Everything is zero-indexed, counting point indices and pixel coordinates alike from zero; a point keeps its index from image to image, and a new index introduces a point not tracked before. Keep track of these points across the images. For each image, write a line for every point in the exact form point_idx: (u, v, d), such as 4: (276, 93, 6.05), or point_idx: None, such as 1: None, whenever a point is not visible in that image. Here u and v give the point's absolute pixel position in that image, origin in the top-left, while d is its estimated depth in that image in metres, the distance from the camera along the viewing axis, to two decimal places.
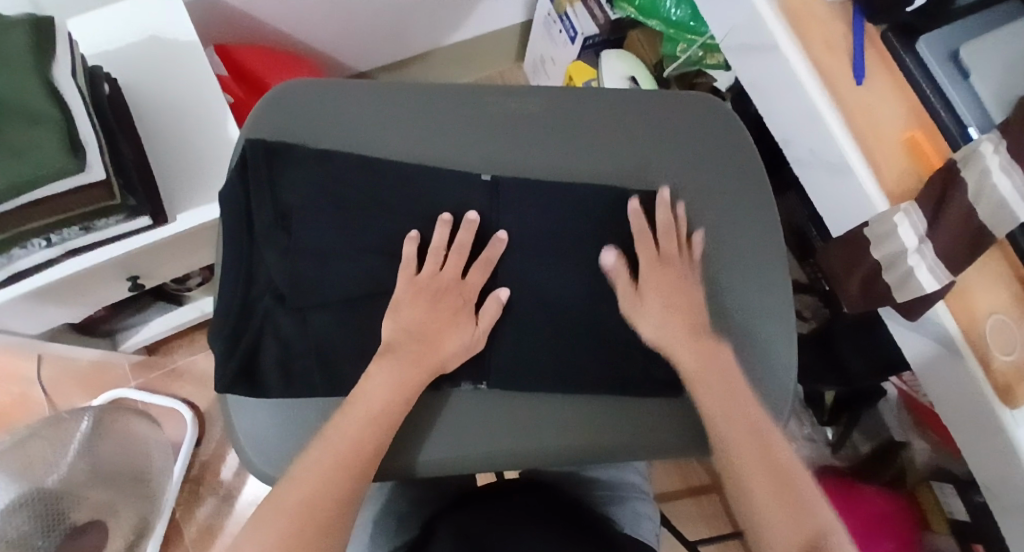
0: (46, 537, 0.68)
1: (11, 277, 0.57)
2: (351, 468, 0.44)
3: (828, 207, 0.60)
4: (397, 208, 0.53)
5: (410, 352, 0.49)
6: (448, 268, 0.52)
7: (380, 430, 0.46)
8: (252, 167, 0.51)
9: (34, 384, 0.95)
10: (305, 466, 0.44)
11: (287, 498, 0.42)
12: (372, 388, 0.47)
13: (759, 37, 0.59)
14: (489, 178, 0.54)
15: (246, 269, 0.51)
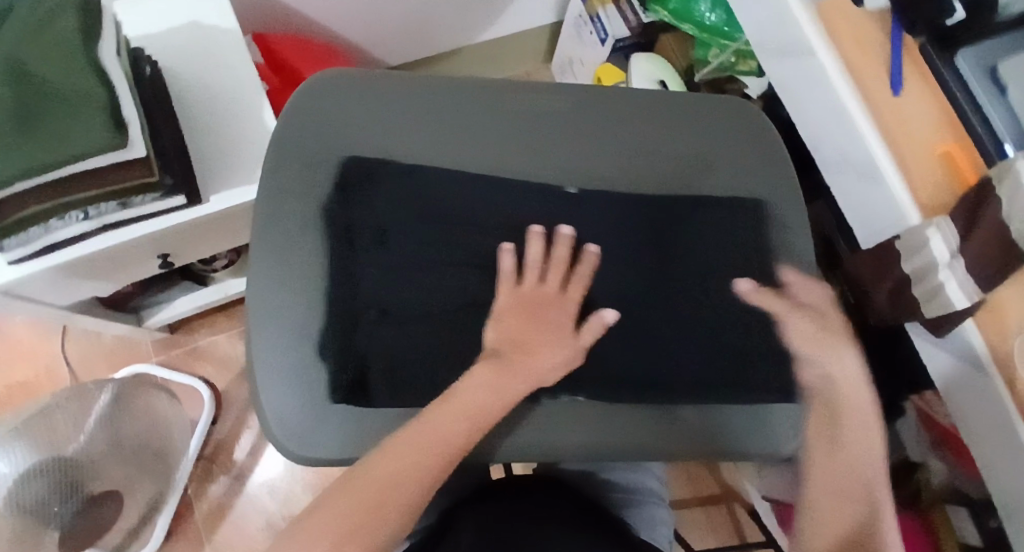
0: (63, 504, 0.70)
1: (47, 249, 0.58)
2: (443, 459, 0.45)
3: (859, 218, 0.60)
4: (489, 220, 0.54)
5: (512, 363, 0.49)
6: (550, 284, 0.52)
7: (471, 432, 0.46)
8: (349, 182, 0.53)
9: (58, 356, 0.97)
10: (397, 442, 0.45)
11: (377, 469, 0.44)
12: (473, 387, 0.48)
13: (796, 46, 0.59)
14: (574, 192, 0.55)
15: (348, 282, 0.52)
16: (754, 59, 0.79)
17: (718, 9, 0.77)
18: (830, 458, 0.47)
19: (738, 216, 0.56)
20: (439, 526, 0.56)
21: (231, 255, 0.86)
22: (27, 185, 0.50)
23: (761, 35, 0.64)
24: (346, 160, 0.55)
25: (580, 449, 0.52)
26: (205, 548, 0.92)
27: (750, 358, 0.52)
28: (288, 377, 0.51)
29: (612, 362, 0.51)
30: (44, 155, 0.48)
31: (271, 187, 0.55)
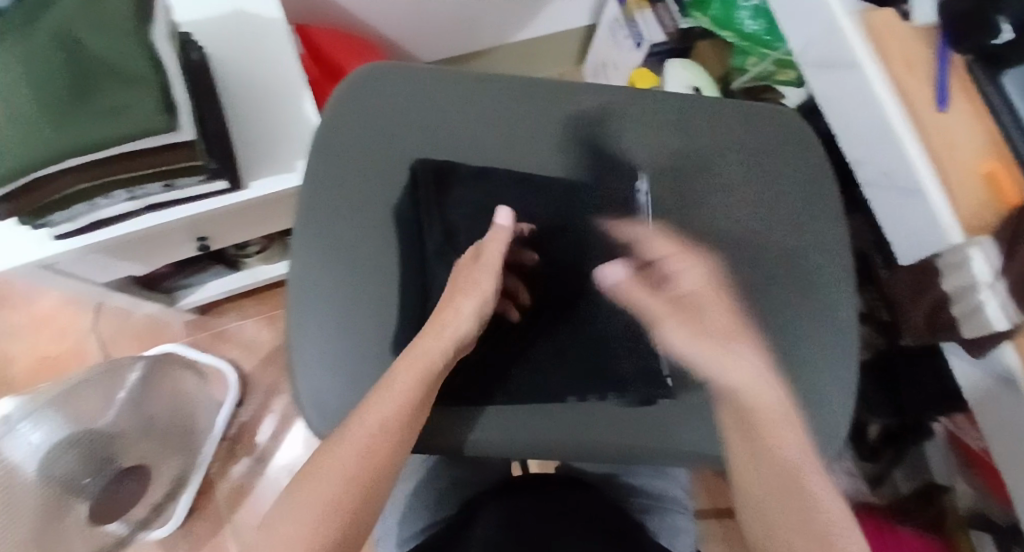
0: (94, 475, 0.72)
1: (90, 226, 0.60)
2: (388, 442, 0.45)
3: (897, 234, 0.59)
4: (550, 225, 0.56)
5: (435, 338, 0.49)
6: (466, 268, 0.52)
7: (415, 410, 0.47)
8: (422, 186, 0.54)
9: (90, 332, 0.99)
10: (342, 437, 0.45)
11: (327, 467, 0.43)
12: (401, 366, 0.48)
13: (842, 56, 0.58)
14: (643, 199, 0.56)
15: (422, 286, 0.54)
16: (793, 69, 0.78)
17: (760, 18, 0.76)
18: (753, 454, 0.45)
19: (825, 218, 0.58)
20: (462, 517, 0.58)
21: (263, 241, 0.87)
22: (78, 160, 0.51)
23: (806, 44, 0.64)
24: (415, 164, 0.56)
25: (605, 447, 0.52)
26: (225, 528, 0.94)
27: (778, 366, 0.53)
28: (322, 362, 0.52)
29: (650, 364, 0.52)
30: (96, 135, 0.49)
31: (313, 178, 0.56)
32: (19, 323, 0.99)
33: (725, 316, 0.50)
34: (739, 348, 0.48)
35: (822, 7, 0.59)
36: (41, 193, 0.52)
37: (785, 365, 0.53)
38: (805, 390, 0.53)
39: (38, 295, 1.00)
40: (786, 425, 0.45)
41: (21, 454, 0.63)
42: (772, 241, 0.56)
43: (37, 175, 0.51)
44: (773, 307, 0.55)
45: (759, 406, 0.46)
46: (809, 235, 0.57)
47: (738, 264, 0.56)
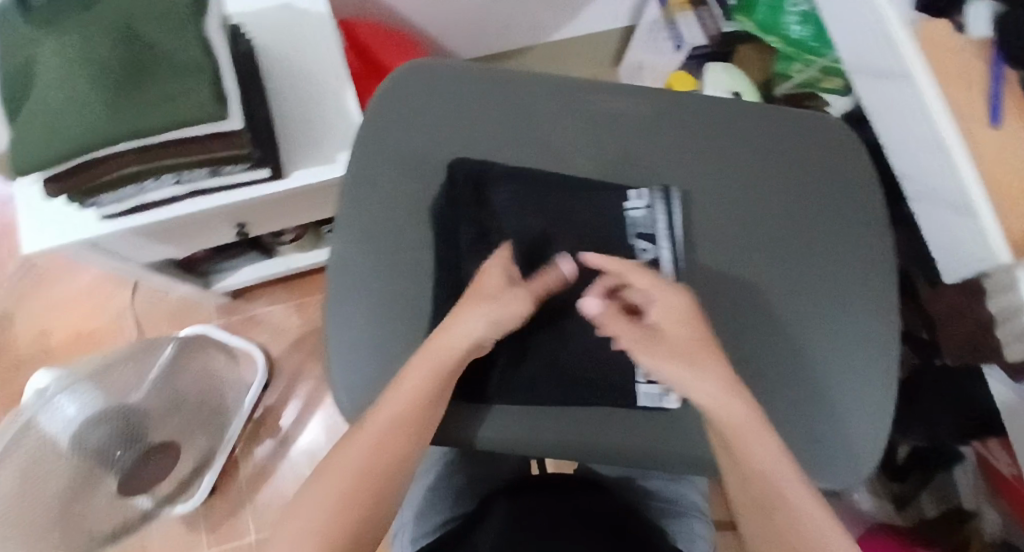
0: (124, 450, 0.73)
1: (138, 207, 0.62)
2: (402, 440, 0.46)
3: (944, 252, 0.58)
4: (582, 226, 0.54)
5: (451, 342, 0.48)
6: (496, 275, 0.49)
7: (426, 408, 0.47)
8: (460, 183, 0.54)
9: (125, 311, 1.02)
10: (357, 435, 0.46)
11: (343, 463, 0.45)
12: (412, 368, 0.48)
13: (894, 68, 0.57)
14: (664, 190, 0.55)
15: (453, 280, 0.53)
16: (840, 77, 0.76)
17: (808, 24, 0.75)
18: (735, 467, 0.44)
19: (868, 231, 0.56)
20: (478, 512, 0.59)
21: (298, 230, 0.89)
22: (131, 144, 0.54)
23: (857, 54, 0.63)
24: (455, 161, 0.56)
25: (624, 451, 0.53)
26: (246, 507, 0.96)
27: (798, 380, 0.53)
28: (356, 350, 0.53)
29: None
30: (151, 119, 0.52)
31: (356, 170, 0.57)
32: (61, 298, 1.03)
33: (697, 337, 0.45)
34: (713, 368, 0.44)
35: (876, 17, 0.58)
36: (97, 171, 0.55)
37: (809, 377, 0.54)
38: (831, 402, 0.53)
39: (79, 271, 1.03)
40: (761, 434, 0.43)
41: (53, 425, 0.64)
42: (812, 253, 0.56)
43: (92, 156, 0.53)
44: (807, 320, 0.54)
45: (736, 424, 0.43)
46: (849, 248, 0.56)
47: (772, 275, 0.55)
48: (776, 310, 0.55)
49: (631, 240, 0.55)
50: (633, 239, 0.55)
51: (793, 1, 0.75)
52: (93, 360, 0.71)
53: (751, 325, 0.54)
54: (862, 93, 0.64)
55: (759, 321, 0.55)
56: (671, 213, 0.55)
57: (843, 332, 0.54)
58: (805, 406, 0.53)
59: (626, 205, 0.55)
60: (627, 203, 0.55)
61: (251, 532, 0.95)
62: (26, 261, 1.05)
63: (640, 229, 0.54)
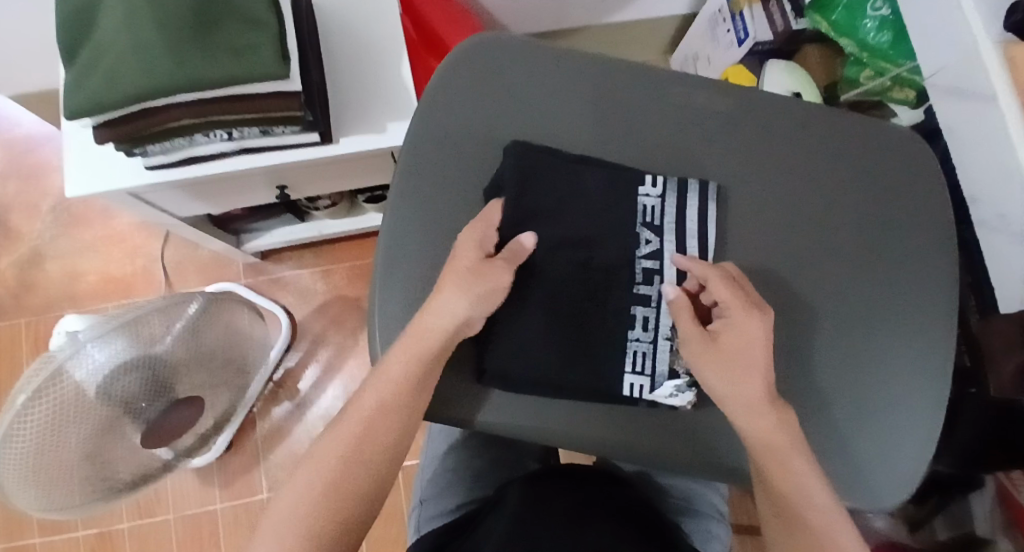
0: (153, 402, 0.73)
1: (183, 161, 0.61)
2: (384, 434, 0.46)
3: (1004, 280, 0.56)
4: (632, 216, 0.52)
5: (430, 326, 0.47)
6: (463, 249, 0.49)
7: (402, 400, 0.46)
8: (519, 157, 0.53)
9: (156, 261, 1.04)
10: (340, 423, 0.46)
11: (324, 452, 0.44)
12: (393, 355, 0.47)
13: (976, 84, 0.55)
14: (707, 184, 0.54)
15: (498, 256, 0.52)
16: (913, 88, 0.74)
17: (886, 30, 0.72)
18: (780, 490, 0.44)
19: (933, 252, 0.55)
20: (496, 495, 0.58)
21: (335, 197, 0.89)
22: (189, 95, 0.53)
23: (939, 69, 0.61)
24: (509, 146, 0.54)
25: (656, 451, 0.51)
26: (260, 465, 0.98)
27: (854, 398, 0.52)
28: (400, 327, 0.52)
29: None
30: (212, 70, 0.50)
31: (413, 143, 0.55)
32: (94, 243, 1.05)
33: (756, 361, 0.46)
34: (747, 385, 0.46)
35: (963, 30, 0.56)
36: (148, 123, 0.54)
37: (862, 397, 0.52)
38: (882, 424, 0.51)
39: (114, 218, 1.05)
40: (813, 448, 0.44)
41: (82, 374, 0.63)
42: (873, 268, 0.54)
43: (150, 103, 0.52)
44: (863, 338, 0.53)
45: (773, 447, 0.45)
46: (911, 267, 0.54)
47: (829, 288, 0.54)
48: (834, 328, 0.53)
49: (639, 227, 0.52)
50: (640, 227, 0.52)
51: (873, 4, 0.72)
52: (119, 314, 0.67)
53: (809, 340, 0.53)
54: (941, 109, 0.62)
55: (815, 333, 0.53)
56: (683, 205, 0.53)
57: (900, 354, 0.52)
58: (854, 426, 0.51)
59: (640, 191, 0.53)
60: (642, 189, 0.53)
61: (263, 490, 0.97)
62: (62, 204, 1.06)
63: (649, 218, 0.53)
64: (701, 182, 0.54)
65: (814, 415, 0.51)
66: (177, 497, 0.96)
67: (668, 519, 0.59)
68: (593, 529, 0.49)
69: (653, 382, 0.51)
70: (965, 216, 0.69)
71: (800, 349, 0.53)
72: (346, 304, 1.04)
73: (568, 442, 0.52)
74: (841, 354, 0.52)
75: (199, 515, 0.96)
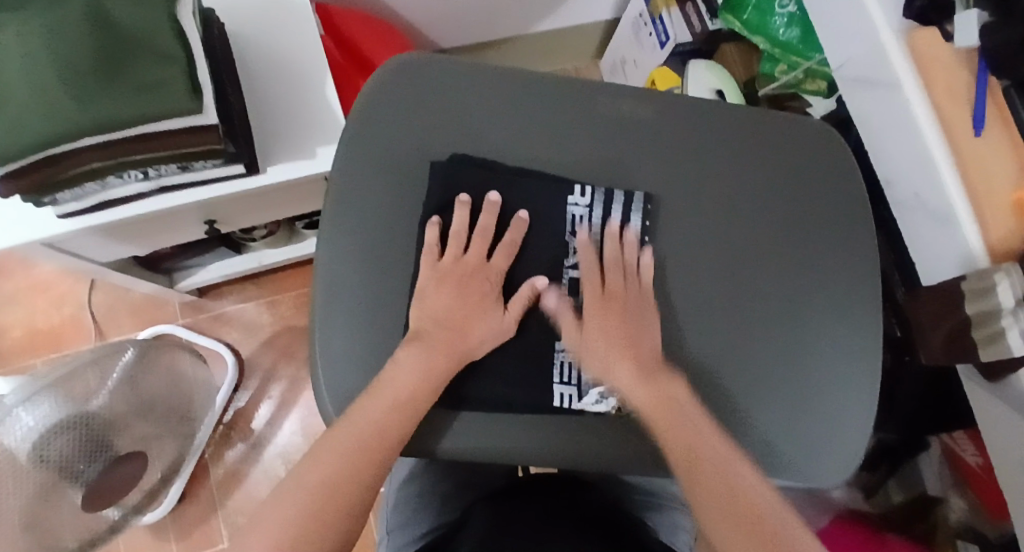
0: (91, 463, 0.68)
1: (97, 206, 0.58)
2: (377, 454, 0.45)
3: (924, 256, 0.59)
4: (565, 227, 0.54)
5: (438, 340, 0.49)
6: (471, 253, 0.53)
7: (402, 419, 0.46)
8: (464, 176, 0.54)
9: (85, 308, 0.99)
10: (330, 447, 0.44)
11: (310, 477, 0.43)
12: (398, 374, 0.47)
13: (882, 72, 0.58)
14: (643, 196, 0.55)
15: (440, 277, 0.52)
16: (824, 80, 0.77)
17: (795, 26, 0.75)
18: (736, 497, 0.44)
19: (857, 235, 0.57)
20: (460, 517, 0.57)
21: (272, 226, 0.87)
22: (96, 138, 0.50)
23: (847, 58, 0.63)
24: (439, 162, 0.55)
25: (613, 458, 0.52)
26: (218, 513, 0.94)
27: (798, 384, 0.53)
28: (348, 361, 0.51)
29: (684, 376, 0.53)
30: (119, 112, 0.49)
31: (343, 171, 0.54)
32: (16, 296, 0.99)
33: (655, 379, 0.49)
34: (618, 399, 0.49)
35: (866, 22, 0.59)
36: (55, 169, 0.51)
37: (806, 383, 0.53)
38: (826, 407, 0.53)
39: (34, 267, 0.99)
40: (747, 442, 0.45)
41: (13, 438, 0.61)
42: (803, 256, 0.56)
43: (56, 149, 0.50)
44: (799, 326, 0.55)
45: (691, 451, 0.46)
46: (838, 252, 0.56)
47: (764, 279, 0.55)
48: (772, 317, 0.55)
49: (568, 236, 0.55)
50: (570, 236, 0.55)
51: (780, 2, 0.75)
52: (54, 371, 0.66)
53: (752, 332, 0.54)
54: (849, 97, 0.65)
55: (755, 323, 0.54)
56: (611, 215, 0.55)
57: (835, 337, 0.54)
58: (800, 411, 0.53)
59: (569, 201, 0.54)
60: (571, 199, 0.55)
61: (223, 538, 0.93)
62: None
63: (578, 228, 0.55)
64: (627, 193, 0.55)
65: (765, 405, 0.53)
66: None
67: (633, 517, 0.59)
68: (558, 539, 0.49)
69: (580, 391, 0.51)
70: (881, 197, 0.73)
71: (744, 343, 0.54)
72: (295, 335, 1.01)
73: (525, 457, 0.51)
74: (781, 343, 0.54)
75: None
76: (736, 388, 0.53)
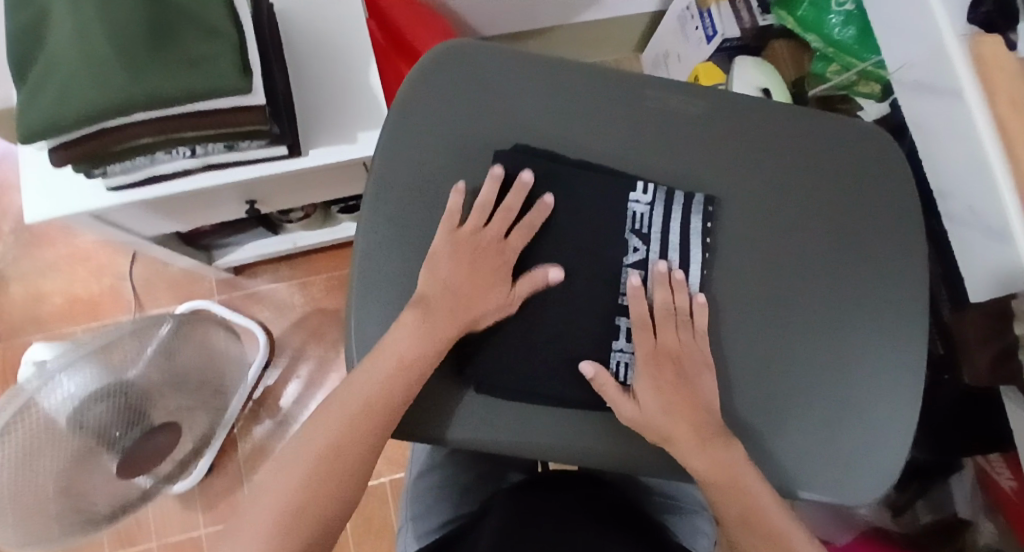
0: (127, 432, 0.70)
1: (145, 180, 0.59)
2: (378, 416, 0.46)
3: (973, 273, 0.57)
4: (610, 221, 0.53)
5: (442, 306, 0.49)
6: (491, 228, 0.52)
7: (405, 383, 0.47)
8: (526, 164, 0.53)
9: (125, 279, 1.02)
10: (330, 411, 0.46)
11: (316, 437, 0.45)
12: (400, 337, 0.47)
13: (943, 79, 0.55)
14: (707, 203, 0.54)
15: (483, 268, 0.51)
16: (878, 83, 0.74)
17: (851, 24, 0.73)
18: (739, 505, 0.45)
19: (907, 246, 0.55)
20: (481, 508, 0.57)
21: (308, 209, 0.88)
22: (146, 113, 0.51)
23: (907, 63, 0.61)
24: (502, 151, 0.54)
25: (643, 460, 0.51)
26: (243, 486, 0.96)
27: (837, 395, 0.52)
28: None
29: (722, 383, 0.52)
30: (168, 88, 0.49)
31: (384, 158, 0.54)
32: (60, 264, 1.02)
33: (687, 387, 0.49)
34: (671, 432, 0.47)
35: (930, 26, 0.56)
36: (106, 142, 0.52)
37: (843, 394, 0.52)
38: (865, 422, 0.52)
39: (78, 237, 1.02)
40: None
41: (51, 403, 0.61)
42: (847, 265, 0.54)
43: (108, 123, 0.51)
44: (840, 337, 0.53)
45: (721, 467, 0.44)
46: (885, 263, 0.55)
47: (806, 286, 0.54)
48: (812, 327, 0.53)
49: (627, 235, 0.53)
50: (629, 234, 0.53)
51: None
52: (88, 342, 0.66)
53: (789, 339, 0.53)
54: (907, 103, 0.63)
55: (795, 333, 0.53)
56: (670, 216, 0.53)
57: (877, 350, 0.53)
58: (836, 424, 0.51)
59: (631, 197, 0.53)
60: (632, 196, 0.53)
61: None
62: (22, 226, 1.02)
63: (637, 225, 0.53)
64: (688, 194, 0.54)
65: (801, 415, 0.51)
66: (159, 523, 0.95)
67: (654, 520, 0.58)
68: (579, 536, 0.48)
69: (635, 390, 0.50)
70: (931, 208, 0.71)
71: (784, 351, 0.52)
72: (325, 317, 1.02)
73: (554, 452, 0.51)
74: (820, 353, 0.52)
75: (183, 540, 0.94)
76: (770, 397, 0.52)
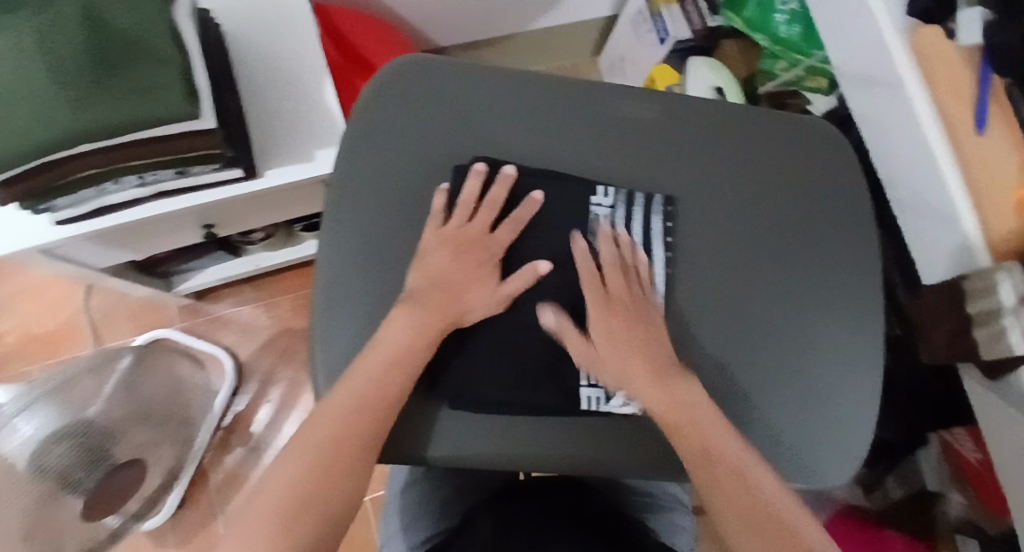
0: (92, 471, 0.69)
1: (96, 211, 0.57)
2: (377, 410, 0.45)
3: (926, 258, 0.60)
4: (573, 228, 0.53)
5: (430, 300, 0.49)
6: (476, 222, 0.53)
7: (400, 375, 0.47)
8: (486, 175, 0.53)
9: (82, 311, 0.98)
10: (327, 407, 0.45)
11: (315, 433, 0.44)
12: (394, 331, 0.48)
13: (885, 72, 0.57)
14: (667, 204, 0.55)
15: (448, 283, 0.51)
16: (824, 77, 0.77)
17: (796, 22, 0.75)
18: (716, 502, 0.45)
19: (861, 236, 0.57)
20: (462, 521, 0.57)
21: (269, 229, 0.86)
22: (90, 144, 0.50)
23: (851, 58, 0.63)
24: (462, 165, 0.54)
25: (621, 463, 0.51)
26: (217, 517, 0.93)
27: (805, 385, 0.53)
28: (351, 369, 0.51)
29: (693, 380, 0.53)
30: (112, 117, 0.48)
31: (343, 177, 0.54)
32: (11, 300, 0.98)
33: None
34: None
35: (869, 22, 0.58)
36: (51, 175, 0.50)
37: (810, 383, 0.53)
38: (833, 409, 0.53)
39: (29, 271, 0.98)
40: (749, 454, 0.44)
41: (10, 447, 0.60)
42: (806, 257, 0.56)
43: (51, 156, 0.49)
44: (804, 328, 0.54)
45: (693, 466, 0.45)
46: (841, 254, 0.56)
47: (768, 281, 0.55)
48: (776, 320, 0.54)
49: (591, 237, 0.53)
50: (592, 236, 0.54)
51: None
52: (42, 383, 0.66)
53: (754, 334, 0.54)
54: (852, 97, 0.65)
55: (761, 326, 0.54)
56: (631, 217, 0.54)
57: (840, 338, 0.54)
58: (806, 413, 0.52)
59: (592, 201, 0.54)
60: (594, 199, 0.54)
61: None
62: None
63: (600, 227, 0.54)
64: (647, 195, 0.55)
65: (771, 407, 0.52)
66: None
67: (636, 520, 0.58)
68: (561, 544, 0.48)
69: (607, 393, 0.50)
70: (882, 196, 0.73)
71: (751, 345, 0.53)
72: (293, 337, 1.00)
73: (531, 462, 0.51)
74: (786, 345, 0.54)
75: None
76: (740, 391, 0.53)
